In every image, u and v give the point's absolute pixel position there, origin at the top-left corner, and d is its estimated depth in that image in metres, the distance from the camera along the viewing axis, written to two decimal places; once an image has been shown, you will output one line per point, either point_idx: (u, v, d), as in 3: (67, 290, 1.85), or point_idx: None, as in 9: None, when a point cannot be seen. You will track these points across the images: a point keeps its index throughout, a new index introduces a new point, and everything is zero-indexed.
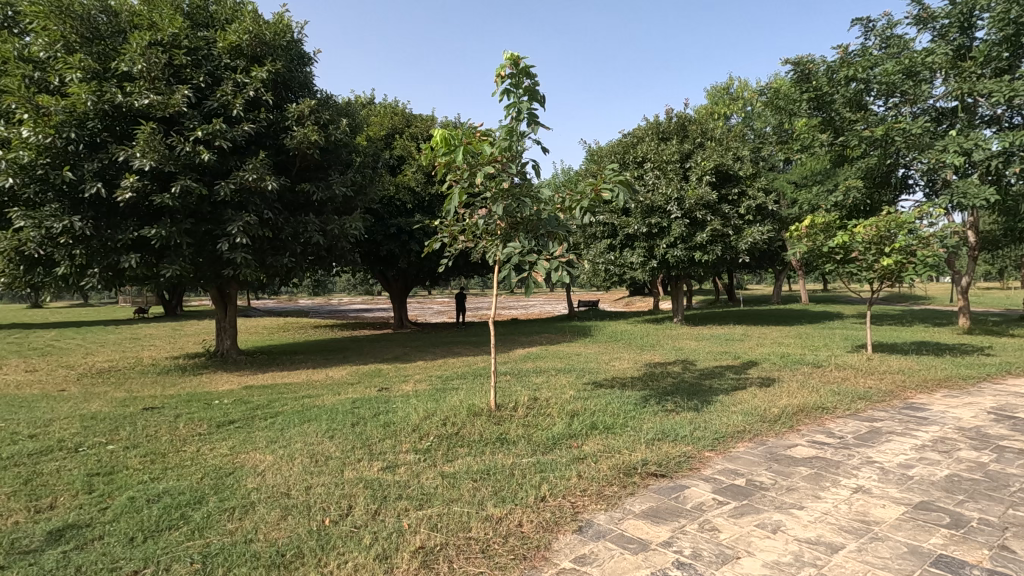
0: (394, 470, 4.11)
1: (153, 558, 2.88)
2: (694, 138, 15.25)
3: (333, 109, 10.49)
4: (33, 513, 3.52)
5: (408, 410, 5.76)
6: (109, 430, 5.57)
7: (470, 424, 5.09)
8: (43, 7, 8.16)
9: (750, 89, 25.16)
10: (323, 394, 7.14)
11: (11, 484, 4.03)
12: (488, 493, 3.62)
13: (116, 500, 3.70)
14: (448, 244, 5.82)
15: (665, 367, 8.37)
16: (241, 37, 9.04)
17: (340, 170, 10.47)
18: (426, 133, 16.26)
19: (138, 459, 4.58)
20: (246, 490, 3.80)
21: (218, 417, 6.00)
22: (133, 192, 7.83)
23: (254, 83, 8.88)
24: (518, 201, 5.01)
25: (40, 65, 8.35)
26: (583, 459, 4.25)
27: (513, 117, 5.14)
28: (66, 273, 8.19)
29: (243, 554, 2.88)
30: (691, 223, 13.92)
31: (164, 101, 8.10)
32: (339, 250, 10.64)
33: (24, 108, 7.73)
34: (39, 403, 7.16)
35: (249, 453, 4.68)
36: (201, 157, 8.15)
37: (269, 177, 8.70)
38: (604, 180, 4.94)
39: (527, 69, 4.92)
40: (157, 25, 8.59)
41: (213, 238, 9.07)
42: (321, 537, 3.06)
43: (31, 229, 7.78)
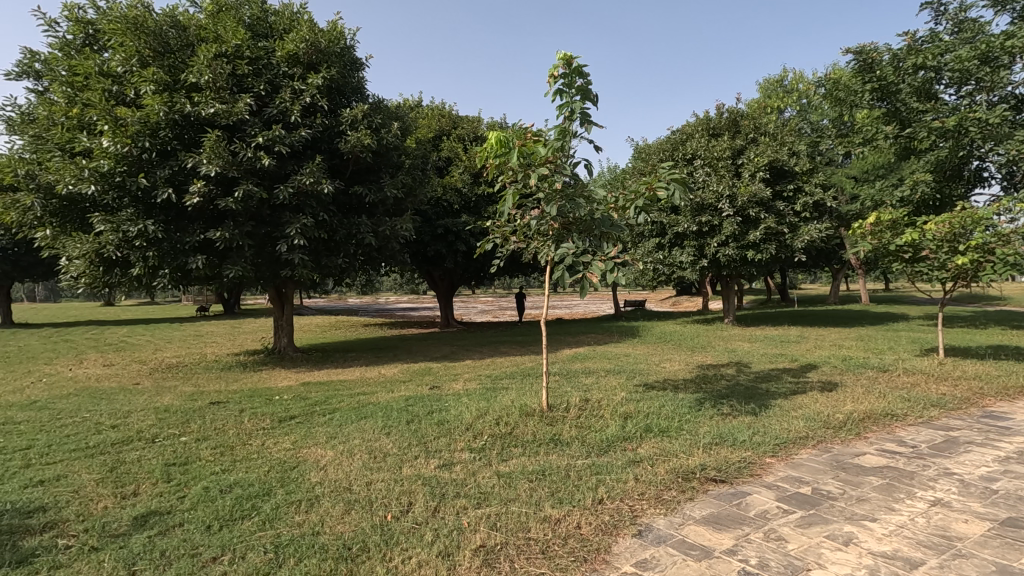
0: (451, 468, 4.18)
1: (229, 546, 3.03)
2: (746, 134, 14.65)
3: (384, 113, 10.74)
4: (120, 499, 3.77)
5: (461, 409, 5.82)
6: (181, 423, 5.90)
7: (523, 425, 5.12)
8: (120, 24, 8.70)
9: (807, 80, 24.23)
10: (377, 391, 7.35)
11: (98, 471, 4.34)
12: (545, 494, 3.62)
13: (192, 489, 3.91)
14: (500, 245, 5.83)
15: (719, 369, 8.14)
16: (298, 46, 9.39)
17: (391, 172, 10.70)
18: (473, 134, 16.47)
19: (209, 451, 4.83)
20: (311, 483, 3.95)
21: (280, 412, 6.24)
22: (200, 197, 8.26)
23: (310, 90, 9.20)
24: (572, 202, 5.02)
25: (116, 78, 8.90)
26: (639, 462, 4.20)
27: (566, 117, 5.13)
28: (140, 273, 8.72)
29: (312, 546, 3.00)
30: (743, 221, 13.52)
31: (228, 109, 8.50)
32: (390, 250, 10.90)
33: (104, 120, 8.29)
34: (118, 395, 7.68)
35: (311, 448, 4.86)
36: (262, 161, 8.51)
37: (325, 180, 8.98)
38: (658, 178, 4.87)
39: (580, 69, 4.91)
40: (222, 38, 9.05)
41: (273, 240, 9.44)
42: (384, 532, 3.15)
43: (109, 233, 8.29)
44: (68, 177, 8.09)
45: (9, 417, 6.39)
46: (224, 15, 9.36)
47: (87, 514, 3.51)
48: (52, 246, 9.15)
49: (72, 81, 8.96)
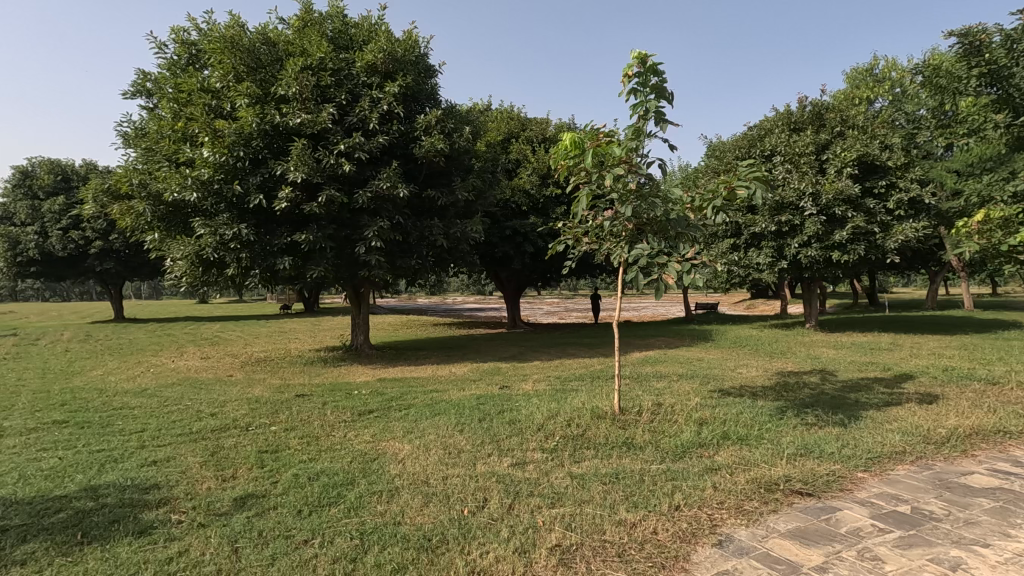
0: (524, 467, 4.23)
1: (319, 530, 3.22)
2: (833, 127, 13.76)
3: (456, 118, 11.02)
4: (221, 481, 4.10)
5: (532, 410, 5.86)
6: (271, 413, 6.33)
7: (595, 427, 5.08)
8: (218, 44, 9.43)
9: (901, 68, 22.50)
10: (449, 389, 7.53)
11: (201, 455, 4.73)
12: (620, 497, 3.59)
13: (283, 475, 4.19)
14: (573, 246, 5.79)
15: (801, 377, 7.70)
16: (377, 56, 9.81)
17: (461, 175, 10.95)
18: (542, 135, 16.53)
19: (297, 440, 5.16)
20: (390, 475, 4.12)
21: (359, 406, 6.55)
22: (288, 202, 8.81)
23: (387, 98, 9.59)
24: (648, 202, 4.91)
25: (214, 93, 9.65)
26: (718, 470, 4.06)
27: (640, 116, 5.05)
28: (234, 273, 9.42)
29: (394, 535, 3.13)
30: (828, 221, 12.72)
31: (312, 119, 9.03)
32: (460, 251, 11.16)
33: (205, 131, 9.01)
34: (215, 385, 8.34)
35: (389, 441, 5.07)
36: (343, 167, 8.96)
37: (401, 184, 9.34)
38: (737, 176, 4.71)
39: (655, 67, 4.82)
40: (308, 51, 9.61)
41: (352, 242, 9.89)
42: (462, 526, 3.23)
43: (209, 236, 9.01)
44: (174, 186, 8.89)
45: (125, 403, 7.10)
46: (309, 30, 9.95)
47: (194, 493, 3.85)
48: (160, 248, 10.06)
49: (178, 97, 9.79)
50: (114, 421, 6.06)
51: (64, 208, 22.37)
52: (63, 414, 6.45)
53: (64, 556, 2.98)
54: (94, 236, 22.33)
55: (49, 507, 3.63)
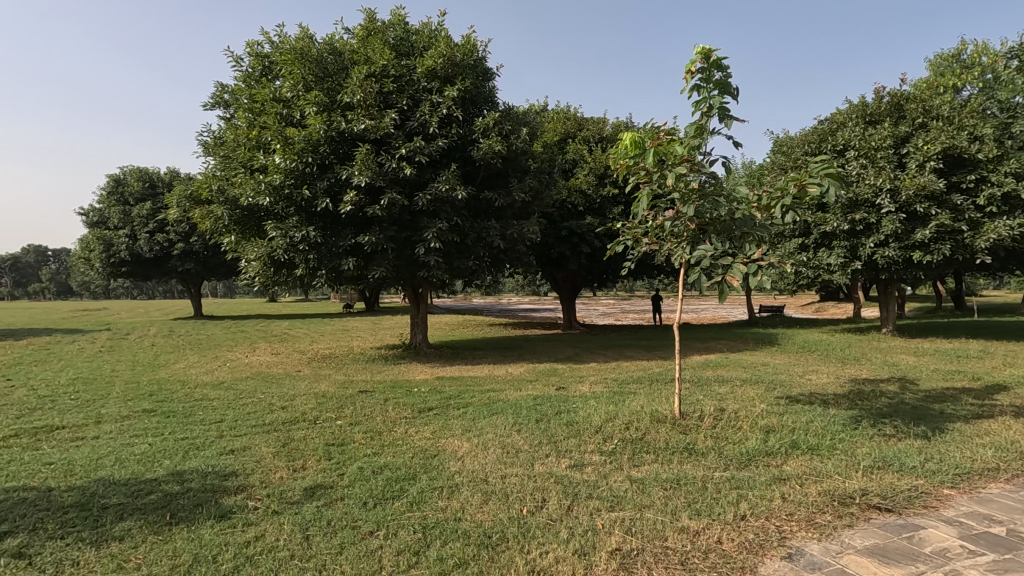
0: (582, 469, 4.21)
1: (383, 523, 3.33)
2: (914, 119, 12.84)
3: (514, 120, 11.10)
4: (292, 471, 4.32)
5: (589, 412, 5.82)
6: (337, 407, 6.61)
7: (654, 431, 4.99)
8: (290, 56, 9.92)
9: (994, 52, 20.73)
10: (506, 389, 7.60)
11: (275, 446, 5.01)
12: (682, 503, 3.51)
13: (349, 468, 4.37)
14: (632, 246, 5.69)
15: (878, 385, 7.23)
16: (437, 61, 10.04)
17: (518, 176, 11.03)
18: (599, 135, 16.37)
19: (361, 434, 5.36)
20: (450, 472, 4.21)
21: (419, 403, 6.73)
22: (353, 205, 9.15)
23: (447, 102, 9.80)
24: (712, 201, 4.78)
25: (285, 102, 10.15)
26: (786, 480, 3.89)
27: (703, 113, 4.91)
28: (303, 274, 9.89)
29: (455, 530, 3.19)
30: (908, 218, 11.91)
31: (376, 124, 9.35)
32: (517, 251, 11.24)
33: (277, 139, 9.50)
34: (284, 380, 8.81)
35: (449, 439, 5.17)
36: (405, 171, 9.23)
37: (459, 187, 9.50)
38: (808, 174, 4.51)
39: (720, 62, 4.68)
40: (371, 59, 9.94)
41: (412, 244, 10.15)
42: (521, 525, 3.26)
43: (280, 238, 9.49)
44: (249, 191, 9.44)
45: (205, 394, 7.62)
46: (373, 39, 10.31)
47: (269, 482, 4.08)
48: (236, 250, 10.69)
49: (253, 107, 10.36)
50: (196, 411, 6.50)
51: (152, 213, 24.22)
52: (152, 403, 6.99)
53: (156, 534, 3.23)
54: (177, 239, 24.05)
55: (142, 488, 3.95)
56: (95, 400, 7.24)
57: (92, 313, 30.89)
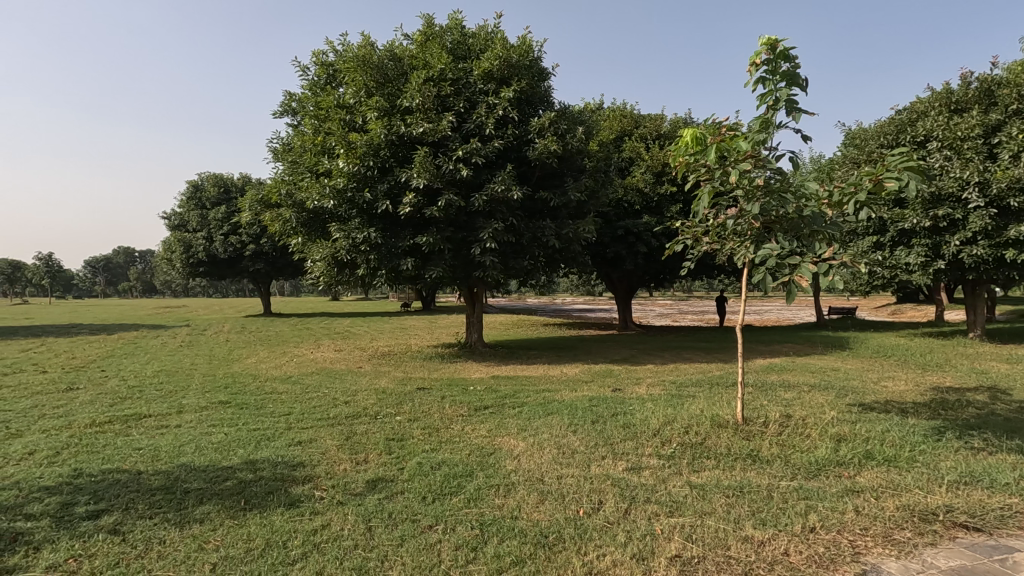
0: (639, 472, 4.14)
1: (442, 517, 3.40)
2: (1006, 105, 11.81)
3: (570, 119, 11.05)
4: (355, 464, 4.49)
5: (646, 414, 5.72)
6: (396, 403, 6.81)
7: (715, 436, 4.84)
8: (352, 63, 10.28)
9: None
10: (561, 389, 7.58)
11: (339, 438, 5.23)
12: (746, 512, 3.38)
13: (409, 462, 4.49)
14: (692, 246, 5.54)
15: (964, 394, 6.70)
16: (493, 63, 10.14)
17: (574, 176, 10.98)
18: (656, 132, 16.03)
19: (420, 430, 5.49)
20: (506, 470, 4.25)
21: (475, 401, 6.82)
22: (412, 207, 9.39)
23: (503, 103, 9.88)
24: (779, 198, 4.59)
25: (348, 108, 10.53)
26: (860, 493, 3.67)
27: (769, 106, 4.71)
28: (364, 274, 10.24)
29: (512, 529, 3.22)
30: (999, 213, 10.97)
31: (434, 128, 9.55)
32: (572, 251, 11.20)
33: (341, 144, 9.87)
34: (347, 375, 9.16)
35: (505, 437, 5.22)
36: (461, 172, 9.38)
37: (515, 187, 9.55)
38: (885, 167, 4.24)
39: (787, 52, 4.47)
40: (430, 63, 10.16)
41: (468, 244, 10.29)
42: (578, 526, 3.25)
43: (343, 239, 9.86)
44: (315, 195, 9.88)
45: (274, 388, 8.04)
46: (431, 43, 10.53)
47: (333, 473, 4.26)
48: (302, 251, 11.19)
49: (318, 114, 10.81)
50: (266, 404, 6.87)
51: (226, 217, 25.77)
52: (227, 395, 7.45)
53: (232, 518, 3.44)
54: (248, 240, 25.48)
55: (219, 475, 4.21)
56: (177, 391, 7.79)
57: (175, 313, 29.75)
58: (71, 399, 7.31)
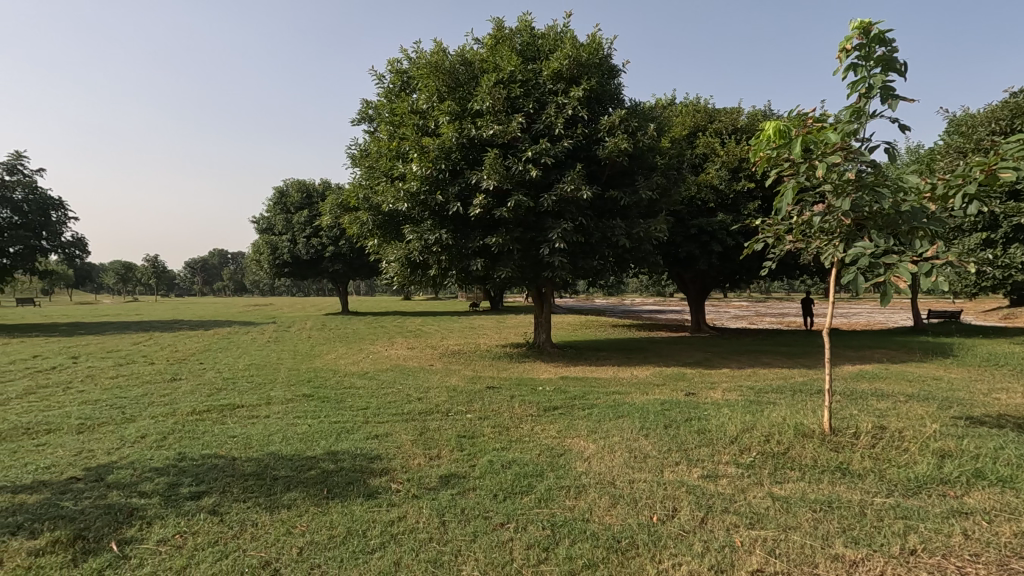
0: (716, 481, 3.98)
1: (513, 516, 3.43)
2: None
3: (641, 116, 10.83)
4: (429, 459, 4.61)
5: (723, 420, 5.49)
6: (467, 401, 6.95)
7: (800, 446, 4.57)
8: (425, 69, 10.57)
9: None
10: (632, 392, 7.42)
11: (412, 433, 5.40)
12: (835, 529, 3.17)
13: (480, 459, 4.56)
14: (774, 244, 5.26)
15: None
16: (562, 62, 10.10)
17: (645, 174, 10.74)
18: (732, 126, 15.38)
19: (490, 429, 5.56)
20: (577, 472, 4.21)
21: (545, 402, 6.81)
22: (482, 208, 9.54)
23: (572, 102, 9.82)
24: (872, 193, 4.22)
25: (421, 113, 10.84)
26: (969, 515, 3.34)
27: (861, 95, 4.38)
28: (436, 274, 10.51)
29: (584, 531, 3.19)
30: None
31: (504, 129, 9.64)
32: (643, 251, 10.96)
33: (414, 148, 10.17)
34: (419, 372, 9.43)
35: (574, 438, 5.19)
36: (531, 173, 9.41)
37: (584, 187, 9.47)
38: (1000, 156, 3.83)
39: (882, 35, 4.15)
40: (500, 66, 10.27)
41: (537, 244, 10.31)
42: (651, 533, 3.17)
43: (416, 240, 10.17)
44: (391, 198, 10.25)
45: (352, 382, 8.43)
46: (501, 46, 10.65)
47: (408, 467, 4.40)
48: (378, 252, 11.66)
49: (393, 120, 11.21)
50: (345, 398, 7.21)
51: (308, 220, 27.31)
52: (310, 389, 7.89)
53: (316, 506, 3.64)
54: (328, 242, 26.89)
55: (304, 464, 4.47)
56: (266, 384, 8.34)
57: (254, 313, 29.17)
58: (176, 388, 8.02)
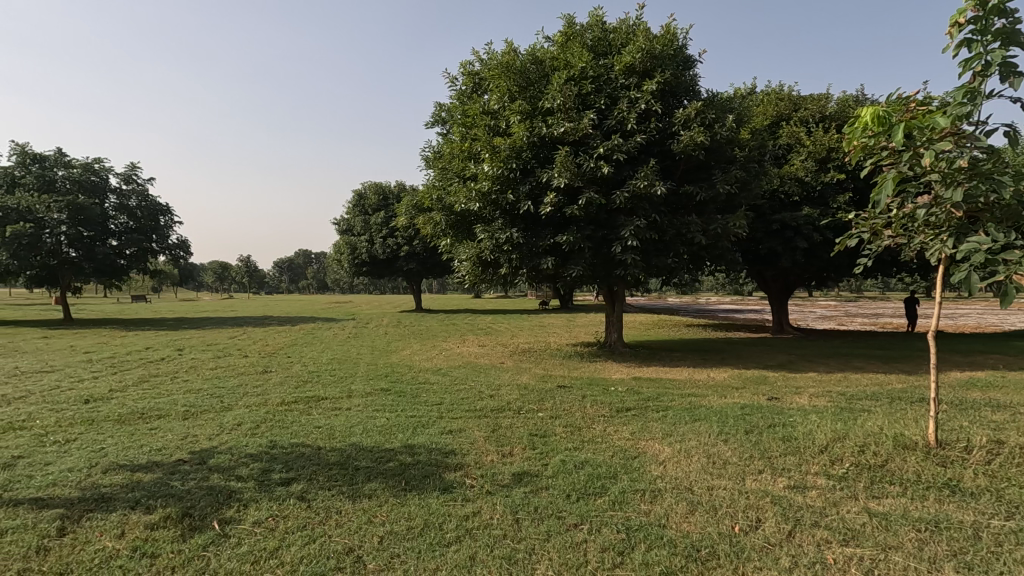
0: (804, 492, 3.74)
1: (587, 517, 3.39)
2: None
3: (718, 107, 10.40)
4: (502, 456, 4.66)
5: (811, 428, 5.16)
6: (538, 399, 6.96)
7: (901, 459, 4.20)
8: (497, 70, 10.68)
9: None
10: (709, 394, 7.14)
11: (485, 430, 5.48)
12: (943, 552, 2.89)
13: (552, 459, 4.55)
14: (870, 240, 4.85)
15: None
16: (635, 56, 9.88)
17: (723, 167, 10.29)
18: (820, 114, 14.43)
19: (562, 428, 5.53)
20: (652, 476, 4.10)
21: (617, 403, 6.70)
22: (552, 206, 9.53)
23: (645, 96, 9.57)
24: (989, 182, 3.80)
25: (493, 114, 10.96)
26: None
27: (975, 74, 3.95)
28: (507, 273, 10.60)
29: (661, 537, 3.10)
30: None
31: (575, 127, 9.55)
32: (720, 248, 10.50)
33: (486, 149, 10.30)
34: (490, 370, 9.56)
35: (649, 441, 5.06)
36: (602, 170, 9.27)
37: (658, 182, 9.22)
38: None
39: (1002, 6, 3.71)
40: (571, 63, 10.19)
41: (609, 242, 10.15)
42: (733, 543, 3.03)
43: (487, 239, 10.31)
44: (463, 198, 10.46)
45: (426, 378, 8.68)
46: (571, 43, 10.57)
47: (482, 463, 4.47)
48: (451, 251, 11.92)
49: (465, 121, 11.42)
50: (420, 393, 7.44)
51: (384, 221, 28.44)
52: (387, 383, 8.21)
53: (395, 497, 3.77)
54: (403, 242, 27.85)
55: (383, 456, 4.65)
56: (347, 378, 8.76)
57: (326, 313, 27.63)
58: (267, 380, 8.61)
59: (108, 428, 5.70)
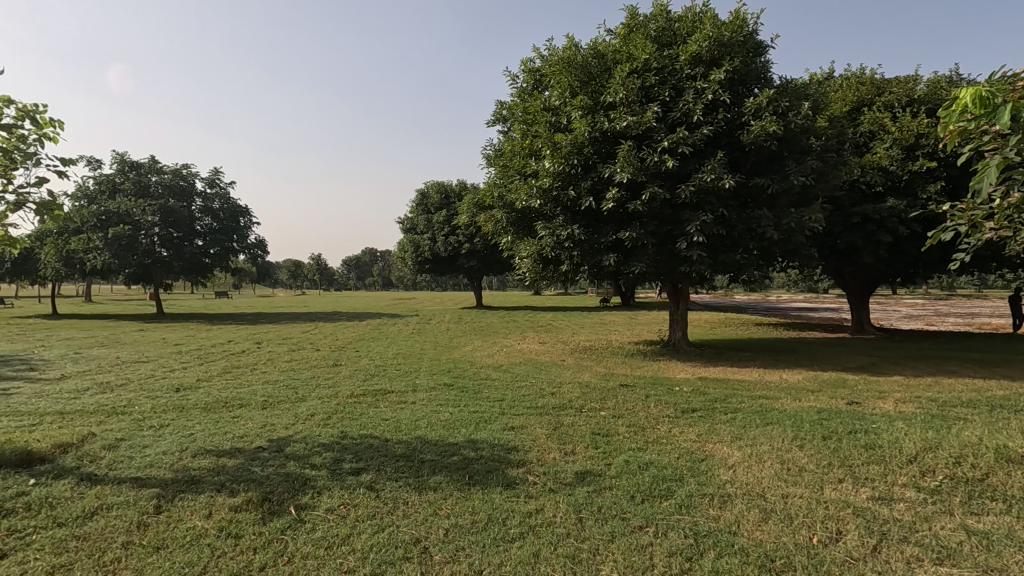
0: (891, 505, 3.48)
1: (652, 520, 3.31)
2: None
3: (792, 94, 9.87)
4: (564, 454, 4.63)
5: (897, 435, 4.81)
6: (600, 398, 6.88)
7: (1004, 473, 3.83)
8: (558, 66, 10.62)
9: None
10: (782, 397, 6.80)
11: (547, 427, 5.48)
12: None
13: (615, 459, 4.47)
14: (968, 233, 4.42)
15: None
16: (701, 45, 9.52)
17: (797, 157, 9.74)
18: (907, 98, 13.39)
19: (625, 428, 5.43)
20: (721, 480, 3.95)
21: (682, 403, 6.51)
22: (615, 202, 9.37)
23: (712, 86, 9.21)
24: None
25: (554, 110, 10.90)
26: None
27: None
28: (568, 270, 10.53)
29: (732, 545, 2.98)
30: None
31: (638, 120, 9.34)
32: (794, 243, 9.97)
33: (547, 145, 10.26)
34: (551, 367, 9.54)
35: (716, 444, 4.88)
36: (666, 164, 9.02)
37: (726, 175, 8.86)
38: None
39: None
40: (633, 55, 9.96)
41: (673, 238, 9.87)
42: (812, 556, 2.87)
43: (548, 236, 10.28)
44: (524, 195, 10.47)
45: (487, 374, 8.77)
46: (634, 34, 10.33)
47: (543, 460, 4.46)
48: (511, 248, 11.97)
49: (526, 118, 11.42)
50: (482, 389, 7.52)
51: (446, 219, 29.02)
52: (450, 379, 8.36)
53: (459, 491, 3.84)
54: (464, 240, 28.25)
55: (447, 450, 4.74)
56: (411, 372, 8.99)
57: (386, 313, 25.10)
58: (336, 373, 8.98)
59: (195, 415, 6.14)
